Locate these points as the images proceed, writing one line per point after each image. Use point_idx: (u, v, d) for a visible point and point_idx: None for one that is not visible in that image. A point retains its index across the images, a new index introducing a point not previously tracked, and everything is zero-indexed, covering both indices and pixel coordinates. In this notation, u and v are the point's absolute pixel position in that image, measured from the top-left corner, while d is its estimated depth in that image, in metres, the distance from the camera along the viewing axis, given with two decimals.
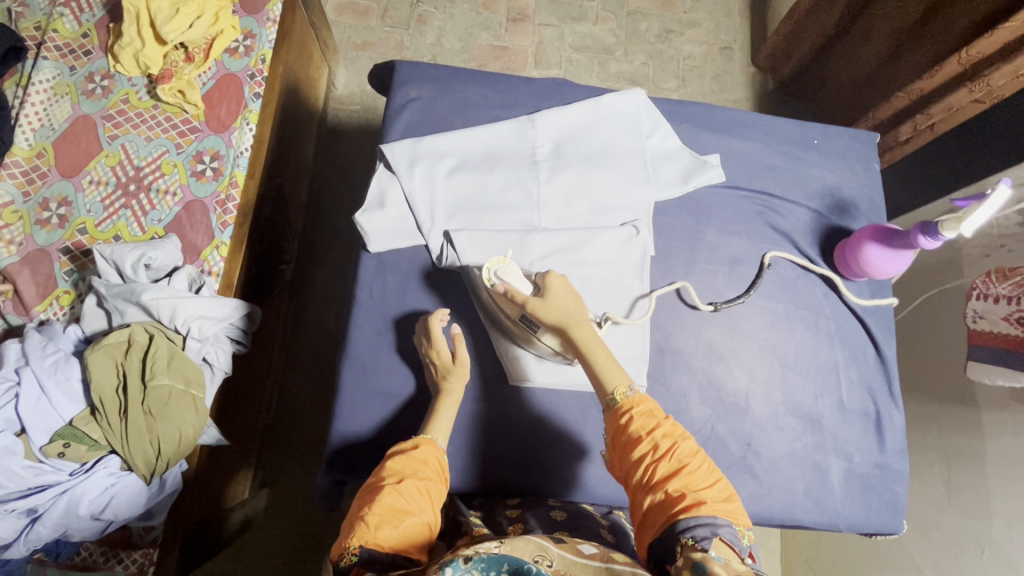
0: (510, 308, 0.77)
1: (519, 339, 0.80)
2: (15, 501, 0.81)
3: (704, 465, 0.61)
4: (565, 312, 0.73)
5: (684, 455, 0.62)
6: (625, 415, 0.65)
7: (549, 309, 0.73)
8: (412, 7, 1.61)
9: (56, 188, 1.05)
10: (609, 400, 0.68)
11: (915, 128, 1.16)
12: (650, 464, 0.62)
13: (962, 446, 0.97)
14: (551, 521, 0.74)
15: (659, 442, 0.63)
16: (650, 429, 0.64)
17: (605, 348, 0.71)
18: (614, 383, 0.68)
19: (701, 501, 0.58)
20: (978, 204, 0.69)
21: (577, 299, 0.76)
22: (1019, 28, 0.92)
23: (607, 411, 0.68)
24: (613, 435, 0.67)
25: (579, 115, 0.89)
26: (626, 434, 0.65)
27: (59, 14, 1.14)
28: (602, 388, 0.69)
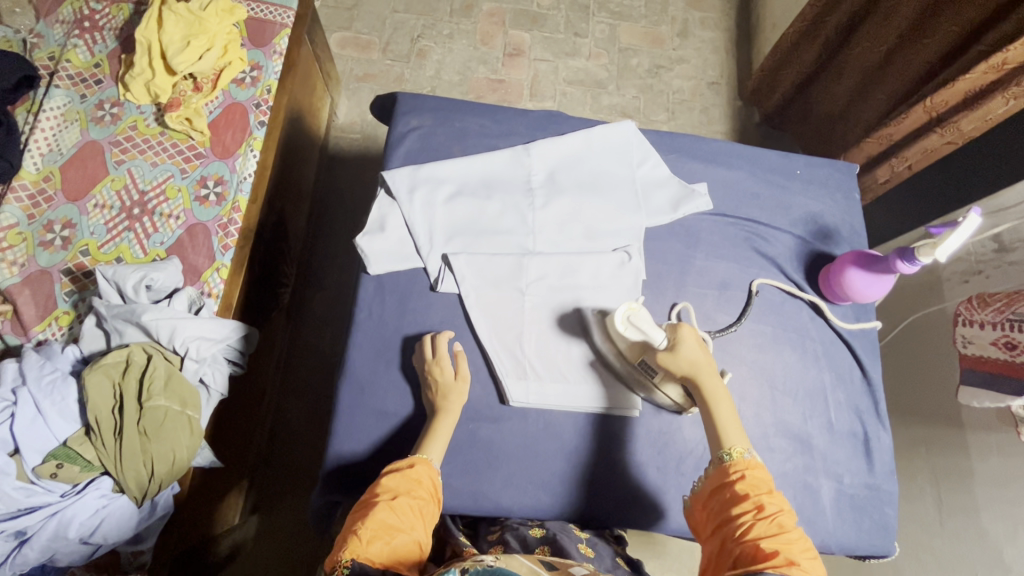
0: (636, 355, 0.79)
1: (632, 382, 0.83)
2: (4, 522, 0.80)
3: (802, 541, 0.60)
4: (698, 365, 0.73)
5: (785, 524, 0.61)
6: (736, 473, 0.65)
7: (686, 363, 0.73)
8: (412, 42, 1.68)
9: (61, 211, 1.08)
10: (722, 456, 0.68)
11: (892, 170, 1.19)
12: (749, 523, 0.61)
13: (952, 469, 0.98)
14: (530, 539, 0.75)
15: (763, 503, 0.62)
16: (759, 493, 0.63)
17: (731, 406, 0.71)
18: (733, 443, 0.68)
19: (795, 564, 0.57)
20: (950, 230, 0.72)
21: (709, 353, 0.75)
22: (977, 79, 0.98)
23: (715, 465, 0.68)
24: (716, 485, 0.66)
25: (572, 146, 0.93)
26: (729, 491, 0.65)
27: (73, 45, 1.19)
28: (719, 445, 0.69)
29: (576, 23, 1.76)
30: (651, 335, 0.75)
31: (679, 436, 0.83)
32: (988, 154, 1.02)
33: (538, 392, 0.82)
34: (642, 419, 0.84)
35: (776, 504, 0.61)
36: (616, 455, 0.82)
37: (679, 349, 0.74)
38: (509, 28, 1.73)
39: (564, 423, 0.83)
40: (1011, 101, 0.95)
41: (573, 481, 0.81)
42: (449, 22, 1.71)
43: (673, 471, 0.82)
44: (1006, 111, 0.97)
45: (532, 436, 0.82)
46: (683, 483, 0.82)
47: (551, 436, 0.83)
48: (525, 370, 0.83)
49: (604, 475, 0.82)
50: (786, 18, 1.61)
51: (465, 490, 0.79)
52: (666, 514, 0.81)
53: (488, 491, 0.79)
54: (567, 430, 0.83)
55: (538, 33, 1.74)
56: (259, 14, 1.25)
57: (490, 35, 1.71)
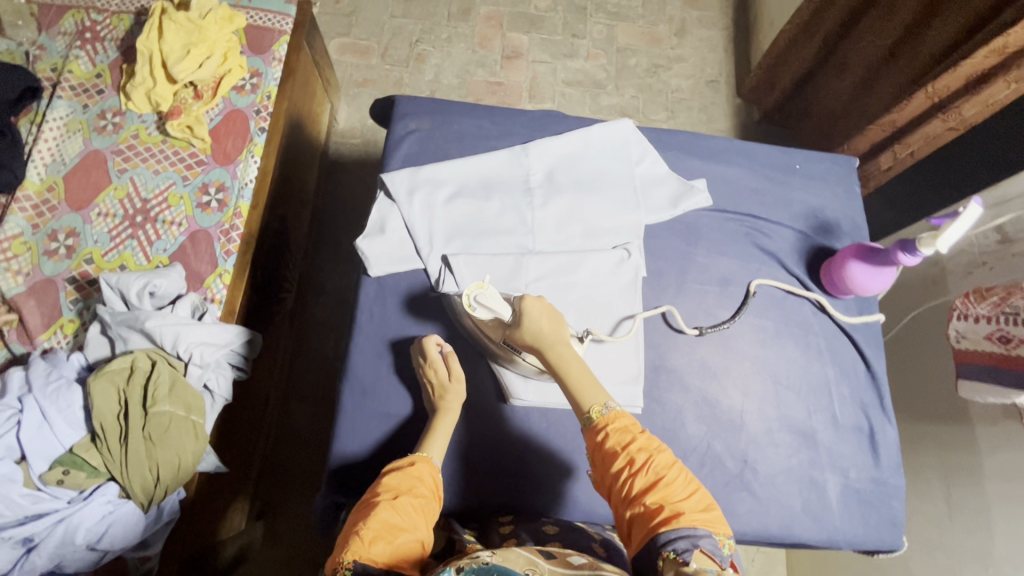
0: (494, 333, 0.78)
1: (499, 357, 0.81)
2: (11, 529, 0.80)
3: (681, 476, 0.61)
4: (542, 335, 0.71)
5: (660, 468, 0.61)
6: (601, 435, 0.64)
7: (529, 332, 0.71)
8: (411, 46, 1.69)
9: (65, 220, 1.09)
10: (586, 420, 0.67)
11: (895, 157, 1.19)
12: (628, 481, 0.61)
13: (960, 462, 0.97)
14: (542, 534, 0.75)
15: (634, 456, 0.62)
16: (625, 444, 0.63)
17: (580, 367, 0.69)
18: (591, 402, 0.67)
19: (680, 513, 0.58)
20: (951, 220, 0.72)
21: (556, 320, 0.73)
22: (979, 63, 0.97)
23: (585, 429, 0.67)
24: (592, 449, 0.66)
25: (570, 144, 0.93)
26: (602, 453, 0.64)
27: (75, 56, 1.20)
28: (582, 407, 0.68)
29: (574, 24, 1.76)
30: (497, 309, 0.76)
31: None
32: (995, 146, 1.01)
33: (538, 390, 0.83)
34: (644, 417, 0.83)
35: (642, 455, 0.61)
36: None
37: (517, 322, 0.72)
38: (507, 31, 1.73)
39: (566, 422, 0.83)
40: (1012, 84, 0.96)
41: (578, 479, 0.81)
42: (447, 26, 1.72)
43: None
44: (1007, 96, 0.98)
45: (535, 435, 0.82)
46: None
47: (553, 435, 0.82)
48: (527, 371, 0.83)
49: None
50: (784, 14, 1.61)
51: None
52: None
53: None
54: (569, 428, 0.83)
55: (536, 35, 1.74)
56: (258, 22, 1.26)
57: (488, 38, 1.72)
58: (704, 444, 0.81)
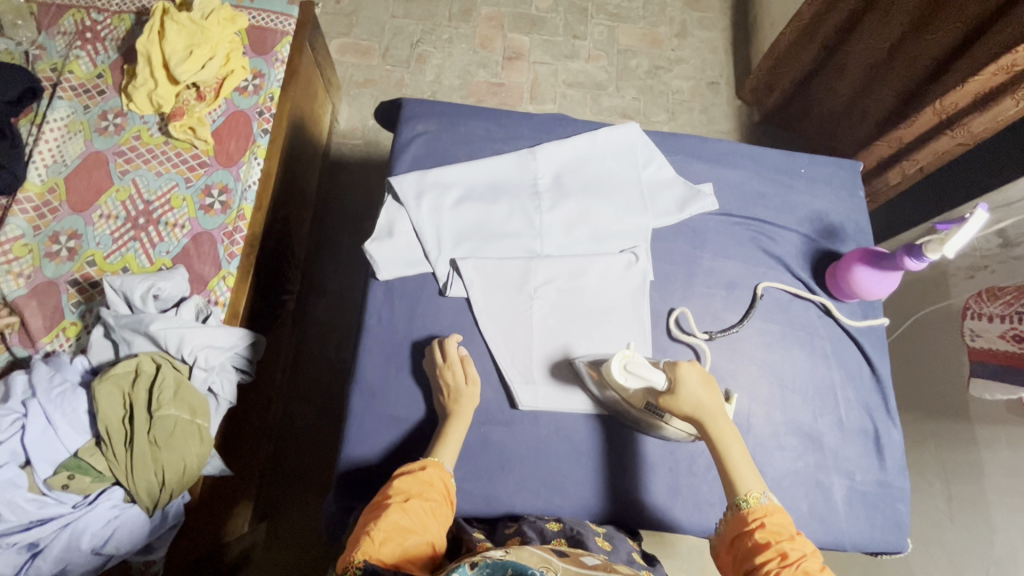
0: (638, 396, 0.77)
1: (643, 424, 0.81)
2: (16, 534, 0.80)
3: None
4: (701, 406, 0.71)
5: (812, 570, 0.59)
6: (755, 522, 0.63)
7: (696, 408, 0.71)
8: (412, 47, 1.69)
9: (66, 222, 1.08)
10: (738, 504, 0.66)
11: (903, 172, 1.18)
12: (773, 571, 0.59)
13: (962, 463, 0.98)
14: (548, 533, 0.73)
15: (786, 550, 0.60)
16: (779, 538, 0.62)
17: (741, 449, 0.70)
18: (748, 489, 0.67)
19: None
20: (957, 226, 0.73)
21: (713, 389, 0.73)
22: (988, 80, 0.97)
23: (732, 513, 0.66)
24: (732, 535, 0.65)
25: (577, 148, 0.94)
26: (750, 539, 0.63)
27: (76, 56, 1.19)
28: (735, 491, 0.68)
29: (575, 25, 1.76)
30: (653, 380, 0.72)
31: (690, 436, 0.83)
32: (1002, 152, 1.01)
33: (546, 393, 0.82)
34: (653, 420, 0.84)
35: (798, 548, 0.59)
36: (628, 457, 0.82)
37: (676, 395, 0.72)
38: (507, 31, 1.73)
39: (575, 425, 0.83)
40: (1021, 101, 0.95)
41: (586, 482, 0.81)
42: (448, 27, 1.71)
43: (684, 470, 0.82)
44: (1016, 112, 0.97)
45: (544, 438, 0.82)
46: (696, 483, 0.82)
47: (562, 439, 0.82)
48: (531, 373, 0.83)
49: (616, 476, 0.82)
50: (784, 17, 1.62)
51: (478, 494, 0.79)
52: (678, 515, 0.81)
53: (501, 494, 0.79)
54: (578, 432, 0.83)
55: (537, 36, 1.74)
56: (260, 23, 1.25)
57: (489, 39, 1.72)
58: None
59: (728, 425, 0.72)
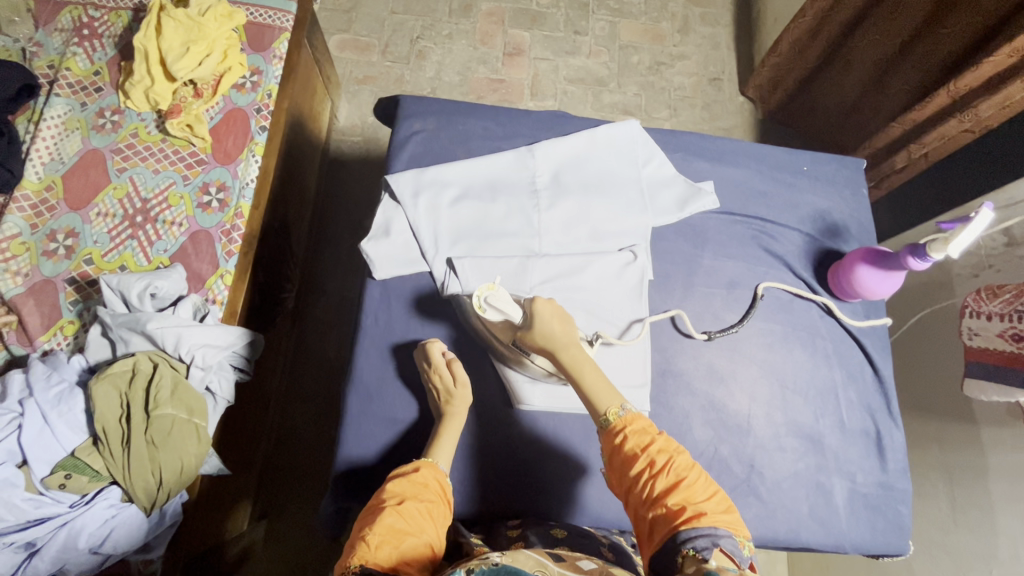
0: (503, 333, 0.78)
1: (507, 359, 0.81)
2: (14, 534, 0.80)
3: (701, 477, 0.60)
4: (553, 336, 0.72)
5: (680, 468, 0.61)
6: (620, 437, 0.64)
7: (545, 337, 0.72)
8: (412, 43, 1.68)
9: (64, 220, 1.07)
10: (603, 423, 0.67)
11: (909, 157, 1.17)
12: (647, 481, 0.61)
13: (965, 465, 0.97)
14: (551, 538, 0.74)
15: (654, 457, 0.62)
16: (645, 445, 0.63)
17: (596, 372, 0.71)
18: (607, 407, 0.68)
19: (701, 514, 0.57)
20: (962, 225, 0.71)
21: (566, 321, 0.74)
22: (1002, 62, 0.93)
23: (602, 432, 0.67)
24: (610, 453, 0.66)
25: (576, 145, 0.93)
26: (619, 456, 0.64)
27: (73, 53, 1.18)
28: (596, 411, 0.69)
29: (576, 21, 1.75)
30: (506, 310, 0.74)
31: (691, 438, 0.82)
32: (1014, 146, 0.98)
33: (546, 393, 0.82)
34: None
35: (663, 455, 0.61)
36: None
37: (527, 324, 0.73)
38: (508, 27, 1.72)
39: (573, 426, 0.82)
40: None
41: None
42: (448, 23, 1.70)
43: None
44: None
45: None
46: None
47: None
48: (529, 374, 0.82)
49: None
50: (788, 12, 1.60)
51: None
52: None
53: None
54: None
55: (538, 31, 1.73)
56: (259, 19, 1.24)
57: (489, 35, 1.70)
58: (711, 450, 0.81)
59: (582, 352, 0.73)
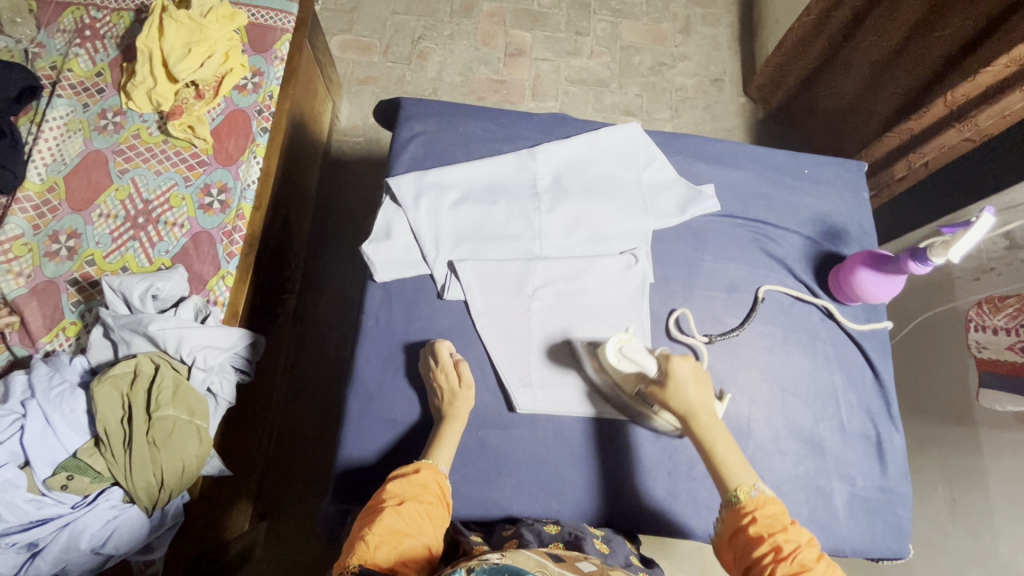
0: (630, 383, 0.78)
1: (632, 413, 0.81)
2: (16, 534, 0.80)
3: (828, 571, 0.60)
4: (691, 405, 0.72)
5: (807, 561, 0.60)
6: (747, 516, 0.64)
7: (687, 406, 0.72)
8: (413, 44, 1.68)
9: (66, 221, 1.08)
10: (730, 499, 0.67)
11: (909, 166, 1.16)
12: (770, 566, 0.60)
13: (965, 468, 0.97)
14: (545, 535, 0.73)
15: (781, 543, 0.61)
16: (773, 531, 0.63)
17: (731, 443, 0.70)
18: (738, 484, 0.67)
19: None
20: (962, 230, 0.71)
21: (703, 383, 0.73)
22: (999, 71, 0.94)
23: (726, 508, 0.67)
24: (730, 529, 0.65)
25: (577, 148, 0.93)
26: (744, 535, 0.64)
27: (75, 54, 1.19)
28: (726, 486, 0.68)
29: (577, 22, 1.75)
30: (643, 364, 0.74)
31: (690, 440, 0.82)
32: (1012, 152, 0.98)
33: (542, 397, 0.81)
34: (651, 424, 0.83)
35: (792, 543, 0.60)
36: (626, 461, 0.82)
37: (670, 390, 0.72)
38: (509, 28, 1.72)
39: (573, 429, 0.82)
40: None
41: (584, 485, 0.81)
42: (449, 23, 1.70)
43: (683, 475, 0.82)
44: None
45: (541, 442, 0.82)
46: (694, 488, 0.82)
47: (559, 442, 0.82)
48: (528, 377, 0.82)
49: (614, 480, 0.81)
50: (790, 13, 1.59)
51: (475, 498, 0.78)
52: (676, 519, 0.80)
53: (498, 497, 0.79)
54: (576, 436, 0.82)
55: (539, 32, 1.73)
56: (260, 20, 1.24)
57: (491, 35, 1.70)
58: None
59: (717, 420, 0.72)
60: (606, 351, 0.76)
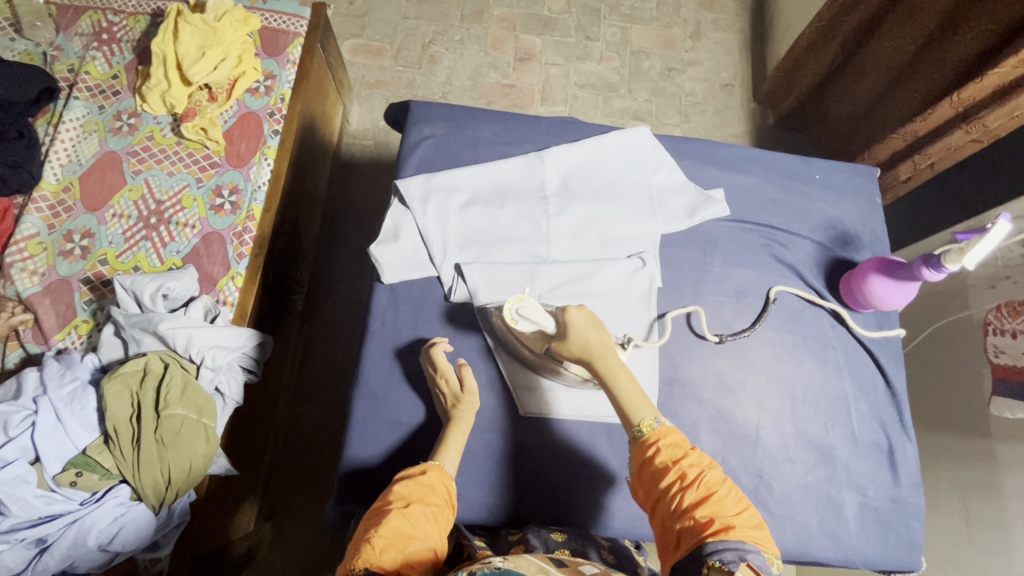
0: (535, 342, 0.78)
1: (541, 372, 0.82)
2: (25, 530, 0.81)
3: (732, 493, 0.59)
4: (589, 347, 0.71)
5: (711, 483, 0.60)
6: (651, 447, 0.64)
7: (583, 347, 0.71)
8: (424, 48, 1.69)
9: (80, 221, 1.09)
10: (635, 433, 0.66)
11: (914, 167, 1.15)
12: (678, 495, 0.60)
13: (980, 480, 0.95)
14: (552, 542, 0.73)
15: (685, 470, 0.61)
16: (677, 459, 0.62)
17: (631, 381, 0.69)
18: (639, 417, 0.67)
19: (730, 527, 0.56)
20: (978, 237, 0.70)
21: (600, 328, 0.73)
22: (1008, 73, 0.93)
23: (633, 443, 0.66)
24: (639, 465, 0.65)
25: (586, 152, 0.92)
26: (650, 468, 0.63)
27: (92, 57, 1.21)
28: (630, 421, 0.68)
29: (587, 26, 1.75)
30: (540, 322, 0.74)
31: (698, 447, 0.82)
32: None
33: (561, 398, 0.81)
34: None
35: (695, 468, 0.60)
36: None
37: (564, 333, 0.72)
38: (519, 33, 1.73)
39: (580, 434, 0.82)
40: None
41: (589, 491, 0.80)
42: (460, 28, 1.71)
43: None
44: None
45: (547, 446, 0.81)
46: None
47: (565, 447, 0.81)
48: (538, 380, 0.82)
49: (620, 486, 0.80)
50: (801, 18, 1.58)
51: (480, 501, 0.78)
52: None
53: (503, 501, 0.78)
54: (583, 441, 0.81)
55: (549, 37, 1.73)
56: (272, 24, 1.26)
57: (501, 40, 1.71)
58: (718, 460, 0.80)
59: (619, 361, 0.71)
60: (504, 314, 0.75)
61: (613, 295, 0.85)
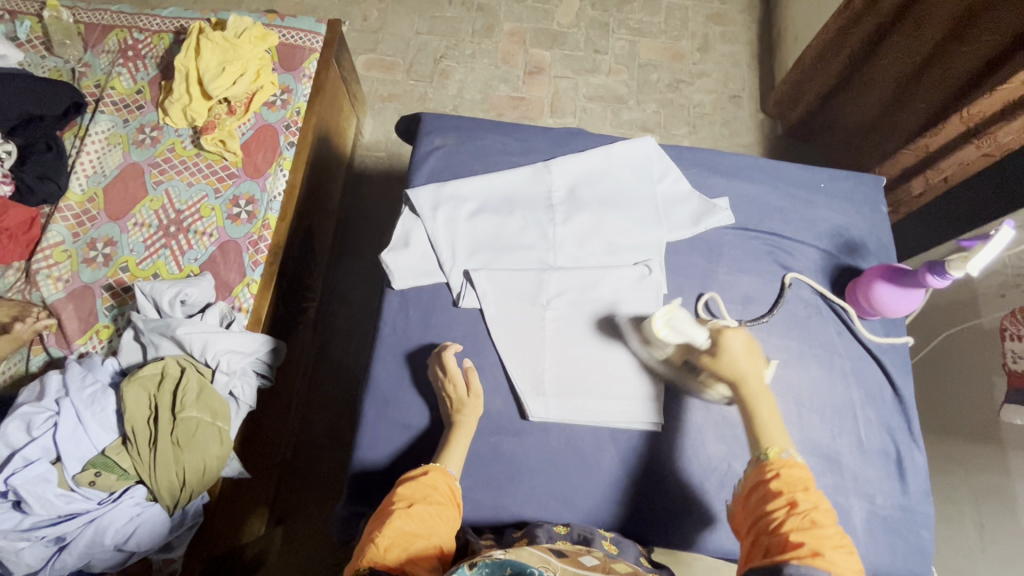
0: (679, 352, 0.80)
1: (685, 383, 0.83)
2: (45, 528, 0.84)
3: (839, 534, 0.56)
4: (740, 372, 0.71)
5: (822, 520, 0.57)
6: (772, 471, 0.62)
7: (742, 370, 0.70)
8: (436, 62, 1.73)
9: (103, 229, 1.13)
10: (758, 456, 0.65)
11: (927, 182, 1.15)
12: (780, 518, 0.58)
13: (994, 492, 0.94)
14: (555, 534, 0.74)
15: (798, 499, 0.59)
16: (794, 489, 0.60)
17: (774, 409, 0.68)
18: (770, 442, 0.65)
19: (822, 557, 0.54)
20: (981, 243, 0.70)
21: (754, 353, 0.72)
22: (1016, 88, 0.93)
23: (753, 465, 0.65)
24: (751, 485, 0.63)
25: (592, 162, 0.94)
26: (762, 492, 0.62)
27: (118, 73, 1.26)
28: (758, 445, 0.66)
29: (596, 40, 1.78)
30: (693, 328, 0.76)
31: (703, 453, 0.82)
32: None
33: (575, 409, 0.82)
34: (664, 435, 0.83)
35: (809, 498, 0.58)
36: (638, 472, 0.81)
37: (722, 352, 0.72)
38: (529, 47, 1.76)
39: (586, 439, 0.82)
40: None
41: (595, 495, 0.80)
42: (471, 43, 1.75)
43: (696, 489, 0.81)
44: None
45: (553, 451, 0.82)
46: (707, 500, 0.81)
47: (570, 451, 0.82)
48: (542, 386, 0.83)
49: (625, 490, 0.81)
50: (808, 30, 1.60)
51: (486, 504, 0.79)
52: (689, 532, 0.79)
53: (508, 504, 0.79)
54: (588, 445, 0.82)
55: (558, 50, 1.77)
56: (289, 40, 1.30)
57: (511, 54, 1.75)
58: (723, 465, 0.81)
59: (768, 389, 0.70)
60: (652, 322, 0.80)
61: (617, 303, 0.86)
